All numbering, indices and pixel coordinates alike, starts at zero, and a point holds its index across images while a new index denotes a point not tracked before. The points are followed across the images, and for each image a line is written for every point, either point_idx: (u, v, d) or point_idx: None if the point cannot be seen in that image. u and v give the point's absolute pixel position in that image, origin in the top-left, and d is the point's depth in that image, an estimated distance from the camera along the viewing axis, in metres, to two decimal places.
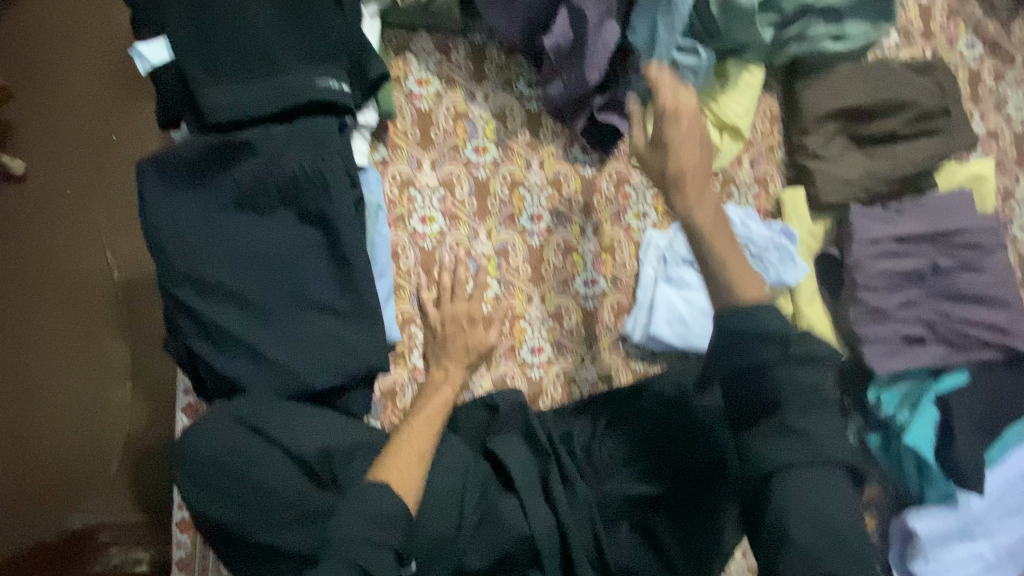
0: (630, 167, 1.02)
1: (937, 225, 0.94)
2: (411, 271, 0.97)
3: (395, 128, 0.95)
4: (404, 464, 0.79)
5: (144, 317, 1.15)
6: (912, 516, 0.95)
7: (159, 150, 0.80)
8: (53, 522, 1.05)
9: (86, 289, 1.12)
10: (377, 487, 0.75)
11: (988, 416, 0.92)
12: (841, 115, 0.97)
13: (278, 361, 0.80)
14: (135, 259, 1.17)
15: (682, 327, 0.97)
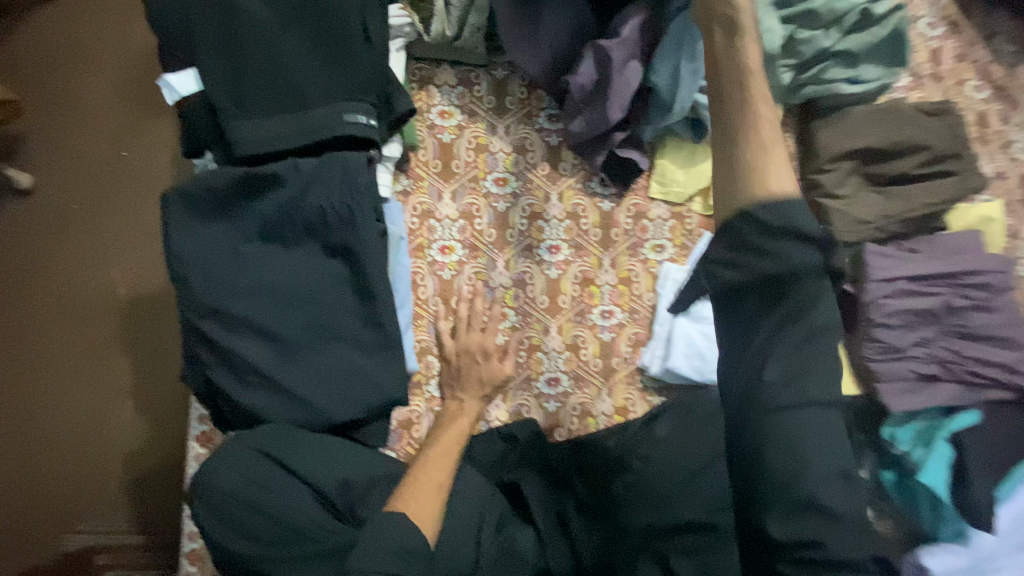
0: (648, 201, 1.03)
1: (952, 266, 0.95)
2: (430, 301, 0.97)
3: (418, 159, 0.96)
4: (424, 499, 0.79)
5: (152, 330, 1.32)
6: (924, 553, 0.96)
7: (185, 180, 0.80)
8: (53, 543, 1.24)
9: (98, 309, 1.33)
10: (396, 518, 0.74)
11: (1004, 457, 0.93)
12: (858, 155, 0.99)
13: (299, 394, 0.80)
14: (143, 277, 1.35)
15: (700, 361, 0.97)
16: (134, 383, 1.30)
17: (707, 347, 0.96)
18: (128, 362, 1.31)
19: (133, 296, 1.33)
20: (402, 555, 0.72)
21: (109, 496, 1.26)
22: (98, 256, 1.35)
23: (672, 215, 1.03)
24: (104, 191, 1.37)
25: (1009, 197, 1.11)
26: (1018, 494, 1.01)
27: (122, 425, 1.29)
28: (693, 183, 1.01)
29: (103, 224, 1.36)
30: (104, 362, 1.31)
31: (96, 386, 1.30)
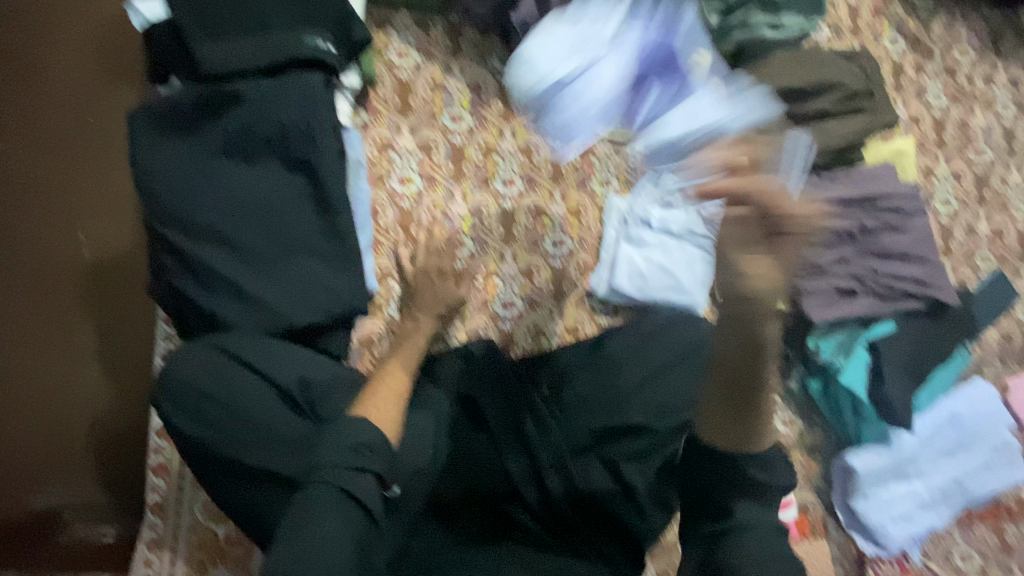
0: (595, 138, 1.10)
1: (865, 191, 1.06)
2: (390, 228, 1.03)
3: (376, 94, 1.03)
4: (385, 400, 0.75)
5: (121, 298, 1.17)
6: (849, 455, 1.05)
7: (153, 101, 0.86)
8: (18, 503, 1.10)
9: (59, 272, 1.15)
10: (356, 420, 0.69)
11: (914, 361, 1.03)
12: (781, 95, 1.09)
13: (260, 298, 0.84)
14: (105, 244, 1.18)
15: (640, 280, 1.05)
16: (98, 347, 1.15)
17: (647, 269, 1.05)
18: (93, 327, 1.15)
19: (102, 260, 1.17)
20: (362, 449, 0.67)
21: (76, 457, 1.12)
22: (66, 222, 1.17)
23: (616, 151, 1.11)
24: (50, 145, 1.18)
25: (923, 139, 1.22)
26: (938, 403, 1.10)
27: (91, 389, 1.13)
28: None
29: (58, 185, 1.17)
30: (70, 332, 1.14)
31: (64, 353, 1.14)
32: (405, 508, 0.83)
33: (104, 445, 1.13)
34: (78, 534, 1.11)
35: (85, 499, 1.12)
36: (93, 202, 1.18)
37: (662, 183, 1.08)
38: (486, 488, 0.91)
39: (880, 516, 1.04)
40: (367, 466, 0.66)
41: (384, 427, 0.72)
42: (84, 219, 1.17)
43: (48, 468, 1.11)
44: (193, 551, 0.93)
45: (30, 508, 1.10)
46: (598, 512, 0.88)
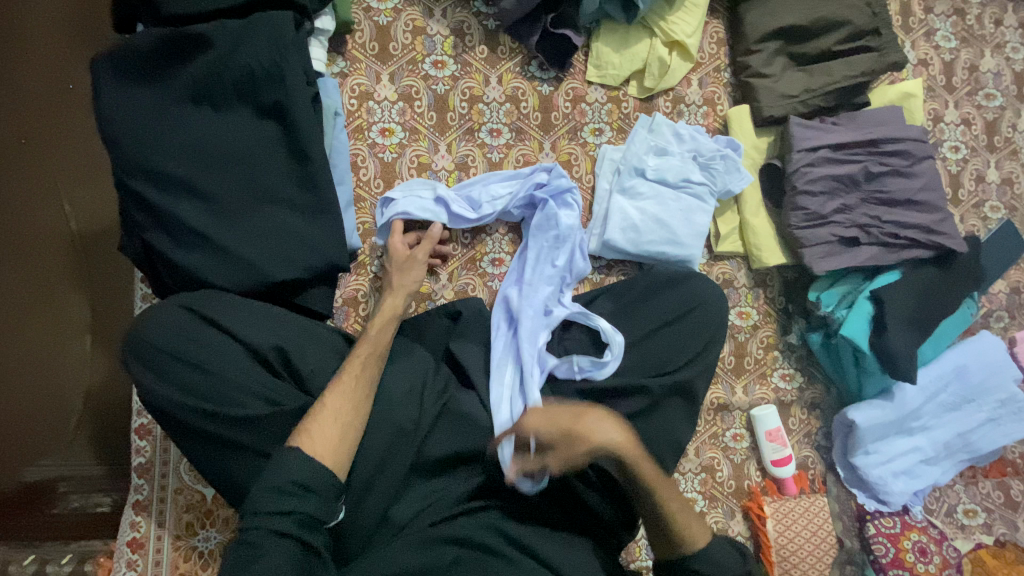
0: (586, 85, 1.05)
1: (870, 135, 1.01)
2: (372, 182, 0.99)
3: (354, 41, 0.99)
4: (333, 419, 0.72)
5: (110, 269, 1.13)
6: (850, 409, 1.01)
7: (113, 46, 0.81)
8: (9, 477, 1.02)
9: (41, 244, 1.09)
10: (297, 455, 0.68)
11: (920, 313, 0.99)
12: (781, 35, 1.04)
13: (233, 251, 0.80)
14: (91, 209, 1.13)
15: (635, 234, 0.99)
16: (93, 318, 1.11)
17: (641, 221, 0.99)
18: (85, 297, 1.11)
19: (85, 231, 1.12)
20: (297, 490, 0.66)
21: (70, 429, 1.07)
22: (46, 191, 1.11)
23: (609, 98, 1.06)
24: (25, 114, 1.11)
25: (932, 82, 1.16)
26: (944, 357, 1.06)
27: (81, 360, 1.09)
28: (626, 66, 1.04)
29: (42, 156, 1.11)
30: (56, 299, 1.09)
31: (46, 325, 1.07)
32: (386, 470, 0.78)
33: (100, 417, 1.09)
34: (72, 505, 1.05)
35: (81, 472, 1.07)
36: (78, 163, 1.13)
37: (656, 133, 1.03)
38: (473, 449, 0.83)
39: (881, 470, 1.02)
40: (298, 510, 0.65)
41: (326, 463, 0.69)
42: (66, 180, 1.12)
43: (45, 441, 1.06)
44: (180, 513, 0.91)
45: (25, 481, 1.03)
46: (565, 494, 0.85)
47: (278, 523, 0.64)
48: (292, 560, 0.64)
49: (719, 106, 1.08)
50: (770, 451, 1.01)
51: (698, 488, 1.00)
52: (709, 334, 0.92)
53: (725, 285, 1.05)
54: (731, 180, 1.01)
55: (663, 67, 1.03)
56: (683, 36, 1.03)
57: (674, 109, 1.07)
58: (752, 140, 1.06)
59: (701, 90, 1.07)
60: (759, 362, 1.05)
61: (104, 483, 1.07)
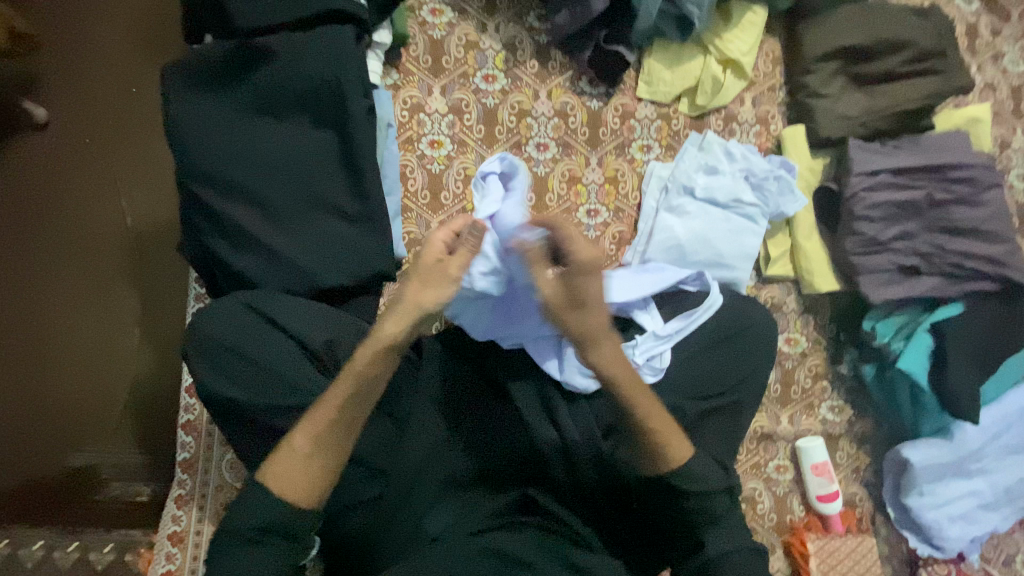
0: (636, 102, 1.04)
1: (935, 160, 0.97)
2: (419, 193, 1.00)
3: (408, 55, 1.00)
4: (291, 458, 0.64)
5: (155, 259, 1.16)
6: (904, 446, 0.96)
7: (185, 57, 0.85)
8: (57, 461, 1.07)
9: (106, 240, 1.16)
10: (250, 491, 0.63)
11: (984, 349, 0.93)
12: (841, 55, 1.01)
13: (284, 253, 0.82)
14: (144, 207, 1.18)
15: (679, 253, 0.97)
16: (142, 311, 1.15)
17: (687, 241, 0.97)
18: (134, 291, 1.15)
19: (143, 226, 1.17)
20: (266, 535, 0.62)
21: (113, 421, 1.10)
22: (108, 191, 1.17)
23: (659, 115, 1.04)
24: (101, 126, 1.19)
25: (999, 108, 1.11)
26: (1009, 398, 0.99)
27: (132, 354, 1.13)
28: (679, 83, 1.03)
29: (110, 155, 1.18)
30: (112, 291, 1.15)
31: (103, 316, 1.13)
32: (425, 479, 0.80)
33: (143, 411, 1.11)
34: (113, 494, 1.06)
35: (122, 461, 1.08)
36: (136, 164, 1.18)
37: (706, 151, 1.01)
38: (511, 460, 0.84)
39: (936, 514, 0.96)
40: (264, 552, 0.62)
41: (285, 494, 0.63)
42: (124, 180, 1.18)
43: (88, 429, 1.09)
44: (220, 508, 0.92)
45: (68, 466, 1.07)
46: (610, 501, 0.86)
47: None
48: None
49: (773, 126, 1.05)
50: (815, 486, 0.97)
51: None
52: (757, 362, 0.90)
53: (774, 310, 1.02)
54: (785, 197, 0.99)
55: (716, 84, 1.02)
56: (739, 54, 1.01)
57: (726, 128, 1.04)
58: (807, 161, 1.02)
59: (754, 109, 1.05)
60: (807, 392, 1.01)
61: (143, 473, 1.07)
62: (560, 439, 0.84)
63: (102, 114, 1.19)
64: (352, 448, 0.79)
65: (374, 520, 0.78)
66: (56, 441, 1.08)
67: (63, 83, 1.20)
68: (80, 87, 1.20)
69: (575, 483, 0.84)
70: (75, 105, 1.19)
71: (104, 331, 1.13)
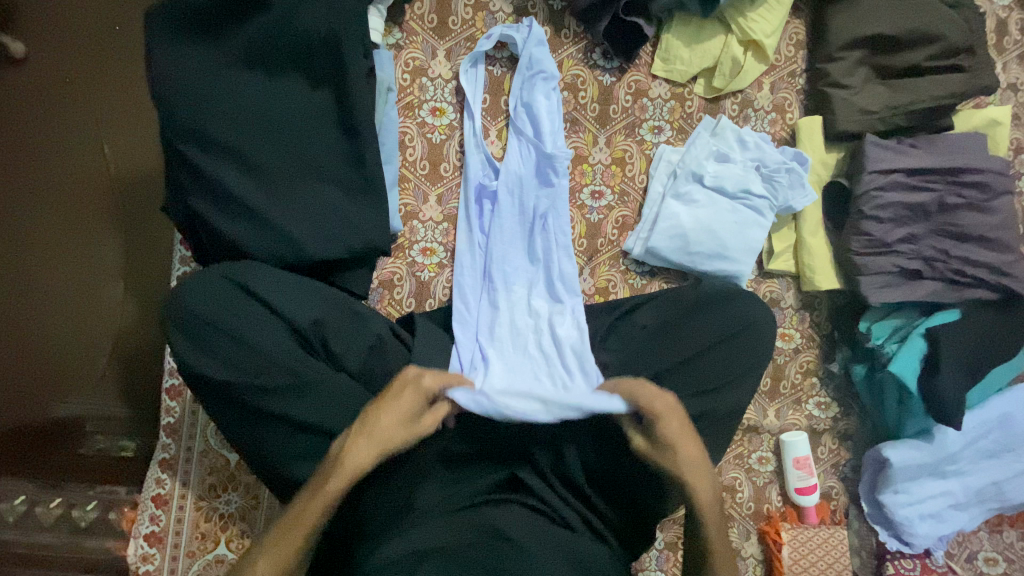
0: (650, 79, 0.99)
1: (949, 162, 0.94)
2: (418, 163, 0.95)
3: (413, 12, 0.94)
4: (398, 415, 0.74)
5: (142, 210, 1.13)
6: (885, 446, 0.98)
7: (170, 1, 0.78)
8: (40, 411, 1.05)
9: (89, 186, 1.12)
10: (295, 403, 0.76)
11: (976, 357, 0.93)
12: (868, 43, 0.96)
13: (271, 220, 0.78)
14: (130, 155, 1.13)
15: (684, 244, 0.95)
16: (126, 263, 1.12)
17: (692, 231, 0.95)
18: (121, 240, 1.12)
19: (126, 175, 1.13)
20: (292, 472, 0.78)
21: (98, 372, 1.09)
22: (91, 134, 1.13)
23: (673, 95, 1.00)
24: (85, 65, 1.14)
25: (1019, 110, 1.08)
26: (988, 403, 1.01)
27: (116, 305, 1.10)
28: (697, 63, 0.98)
29: (91, 96, 1.14)
30: (95, 242, 1.11)
31: (84, 267, 1.10)
32: (411, 457, 0.82)
33: (128, 362, 1.11)
34: (97, 447, 1.06)
35: (104, 412, 1.08)
36: (121, 108, 1.14)
37: (719, 137, 0.98)
38: (497, 444, 0.87)
39: (908, 511, 0.99)
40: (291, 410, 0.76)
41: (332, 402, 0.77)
42: (107, 124, 1.14)
43: (74, 380, 1.07)
44: (204, 474, 0.92)
45: (51, 417, 1.05)
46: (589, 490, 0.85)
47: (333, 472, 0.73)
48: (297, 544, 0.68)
49: (789, 114, 1.02)
50: (795, 478, 1.00)
51: (662, 567, 1.00)
52: (752, 359, 0.89)
53: (772, 305, 1.02)
54: (593, 402, 0.80)
55: (736, 67, 0.97)
56: (762, 35, 0.96)
57: (741, 114, 1.01)
58: (820, 154, 0.99)
59: (772, 95, 1.01)
60: (796, 387, 1.02)
61: (128, 426, 1.09)
62: (548, 426, 0.87)
63: (85, 56, 1.14)
64: (311, 422, 0.76)
65: (361, 494, 0.81)
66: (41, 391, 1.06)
67: (42, 23, 1.14)
68: (62, 30, 1.14)
69: (551, 470, 0.85)
70: (55, 43, 1.14)
71: (86, 284, 1.09)
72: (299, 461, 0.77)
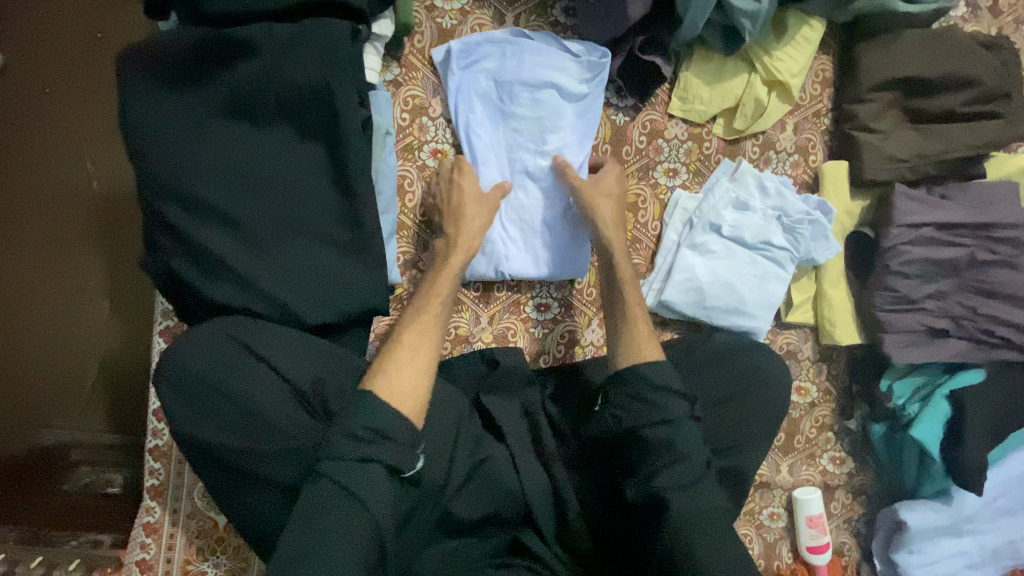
0: (666, 118, 0.93)
1: (981, 215, 0.89)
2: (417, 209, 0.89)
3: (412, 47, 0.87)
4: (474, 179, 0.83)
5: (122, 233, 1.08)
6: (903, 507, 0.94)
7: (146, 39, 0.71)
8: (25, 439, 1.02)
9: (67, 206, 1.06)
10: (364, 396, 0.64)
11: (1001, 420, 0.89)
12: (900, 86, 0.90)
13: (258, 285, 0.72)
14: (111, 173, 1.08)
15: (699, 297, 0.90)
16: (109, 281, 1.08)
17: (709, 283, 0.89)
18: (102, 261, 1.08)
19: (106, 196, 1.08)
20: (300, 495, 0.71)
21: (86, 395, 1.07)
22: (68, 153, 1.06)
23: (690, 136, 0.93)
24: (62, 80, 1.05)
25: None
26: (1008, 461, 0.98)
27: (99, 328, 1.08)
28: (717, 103, 0.91)
29: (66, 115, 1.06)
30: (76, 262, 1.07)
31: (67, 284, 1.07)
32: (413, 529, 0.74)
33: (113, 389, 1.08)
34: (82, 481, 1.02)
35: (93, 439, 1.06)
36: (100, 126, 1.07)
37: (738, 182, 0.92)
38: (504, 511, 0.80)
39: (923, 572, 0.96)
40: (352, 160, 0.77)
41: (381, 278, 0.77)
42: (84, 143, 1.07)
43: (59, 402, 1.06)
44: (191, 537, 0.88)
45: (38, 444, 1.03)
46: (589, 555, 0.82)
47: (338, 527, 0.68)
48: (371, 526, 0.59)
49: (812, 157, 0.96)
50: (807, 537, 0.97)
51: None
52: (770, 415, 0.84)
53: (788, 358, 0.97)
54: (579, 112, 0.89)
55: (758, 109, 0.91)
56: (787, 76, 0.89)
57: (761, 157, 0.95)
58: (845, 203, 0.94)
59: (794, 137, 0.95)
60: (810, 442, 0.99)
61: (115, 456, 1.06)
62: (548, 484, 0.84)
63: (52, 74, 1.05)
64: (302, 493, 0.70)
65: None
66: (22, 416, 1.03)
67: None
68: (20, 46, 1.04)
69: (550, 534, 0.82)
70: (24, 56, 1.04)
71: (71, 303, 1.07)
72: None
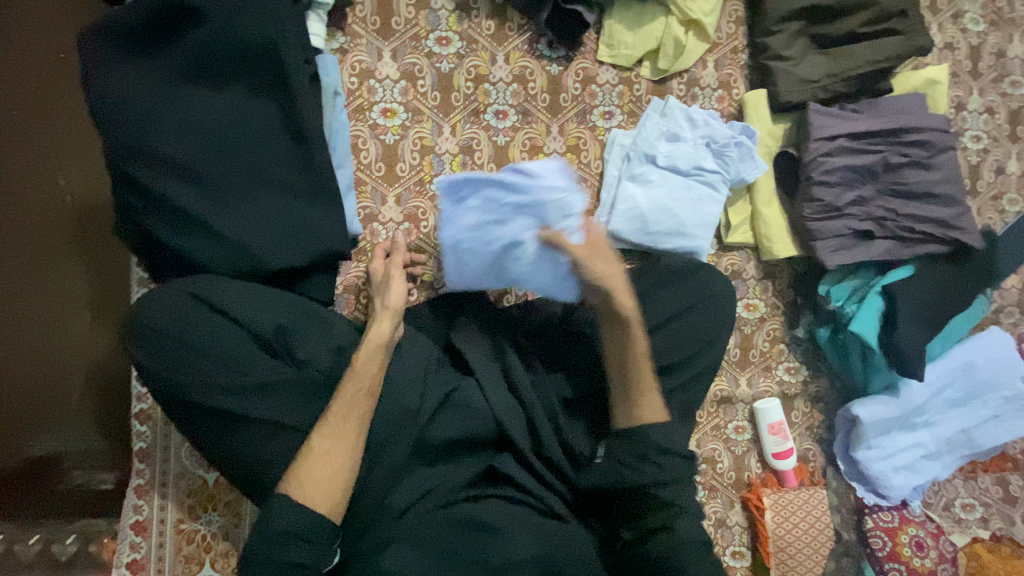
0: (597, 65, 1.01)
1: (890, 124, 0.97)
2: (373, 165, 0.95)
3: (355, 16, 0.94)
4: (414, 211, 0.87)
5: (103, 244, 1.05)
6: (856, 404, 1.00)
7: (109, 20, 0.77)
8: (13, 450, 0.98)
9: (42, 218, 1.02)
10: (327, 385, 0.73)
11: (931, 309, 0.96)
12: (803, 15, 0.99)
13: (226, 232, 0.77)
14: (87, 182, 1.04)
15: (643, 224, 0.96)
16: (91, 292, 1.04)
17: (649, 209, 0.95)
18: (81, 269, 1.03)
19: (82, 207, 1.04)
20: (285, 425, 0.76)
21: (73, 404, 1.01)
22: (39, 165, 1.02)
23: (621, 79, 1.01)
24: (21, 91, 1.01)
25: (956, 68, 1.11)
26: (950, 354, 1.05)
27: (85, 339, 1.03)
28: (640, 46, 0.99)
29: (29, 126, 1.01)
30: (56, 273, 1.02)
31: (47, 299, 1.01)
32: (388, 453, 0.77)
33: (102, 398, 1.03)
34: (77, 482, 1.01)
35: (81, 447, 1.01)
36: (70, 137, 1.04)
37: (668, 117, 1.00)
38: (476, 434, 0.83)
39: (882, 465, 1.02)
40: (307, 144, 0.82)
41: (333, 239, 0.83)
42: (54, 153, 1.03)
43: (48, 412, 1.00)
44: (183, 495, 0.92)
45: (27, 455, 0.99)
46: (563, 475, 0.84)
47: (301, 490, 0.69)
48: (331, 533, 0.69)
49: (735, 90, 1.04)
50: (771, 444, 1.02)
51: None
52: (713, 329, 0.90)
53: (734, 277, 1.04)
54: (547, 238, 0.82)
55: (678, 48, 0.99)
56: (701, 14, 0.97)
57: (687, 93, 1.03)
58: (768, 126, 1.02)
59: (717, 72, 1.03)
60: (765, 355, 1.05)
61: (106, 459, 1.03)
62: (517, 404, 0.86)
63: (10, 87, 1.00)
64: (286, 422, 0.76)
65: None
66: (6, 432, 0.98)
67: None
68: None
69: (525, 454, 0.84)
70: None
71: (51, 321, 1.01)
72: (272, 463, 0.76)
